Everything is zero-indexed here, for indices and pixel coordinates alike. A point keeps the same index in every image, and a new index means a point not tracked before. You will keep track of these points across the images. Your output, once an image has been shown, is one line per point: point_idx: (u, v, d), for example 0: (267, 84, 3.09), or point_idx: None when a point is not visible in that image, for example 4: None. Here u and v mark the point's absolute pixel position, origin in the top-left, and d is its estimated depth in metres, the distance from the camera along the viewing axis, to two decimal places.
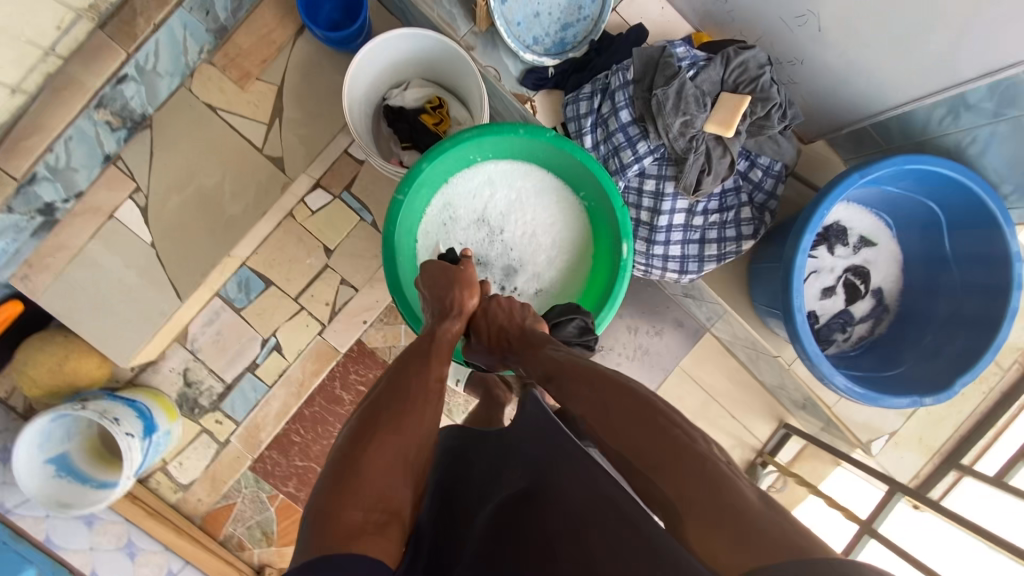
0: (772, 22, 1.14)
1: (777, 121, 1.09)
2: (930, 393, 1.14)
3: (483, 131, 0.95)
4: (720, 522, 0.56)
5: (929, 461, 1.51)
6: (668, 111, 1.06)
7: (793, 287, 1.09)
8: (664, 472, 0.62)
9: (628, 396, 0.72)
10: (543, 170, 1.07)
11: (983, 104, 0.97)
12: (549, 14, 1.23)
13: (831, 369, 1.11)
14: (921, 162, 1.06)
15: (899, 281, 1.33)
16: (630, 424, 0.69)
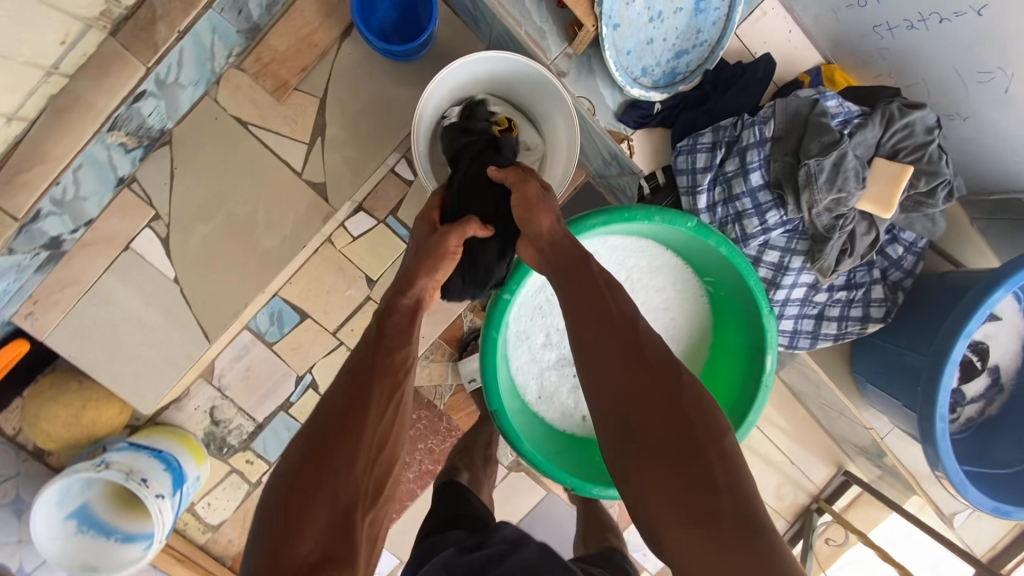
0: (941, 70, 0.94)
1: (941, 199, 0.92)
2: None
3: (611, 217, 0.83)
4: (732, 523, 0.62)
5: (1009, 533, 1.46)
6: (820, 184, 0.88)
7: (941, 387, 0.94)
8: (685, 458, 0.66)
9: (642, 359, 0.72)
10: (662, 251, 0.92)
11: None
12: (663, 40, 1.01)
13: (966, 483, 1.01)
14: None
15: (1018, 360, 1.20)
16: (643, 398, 0.70)
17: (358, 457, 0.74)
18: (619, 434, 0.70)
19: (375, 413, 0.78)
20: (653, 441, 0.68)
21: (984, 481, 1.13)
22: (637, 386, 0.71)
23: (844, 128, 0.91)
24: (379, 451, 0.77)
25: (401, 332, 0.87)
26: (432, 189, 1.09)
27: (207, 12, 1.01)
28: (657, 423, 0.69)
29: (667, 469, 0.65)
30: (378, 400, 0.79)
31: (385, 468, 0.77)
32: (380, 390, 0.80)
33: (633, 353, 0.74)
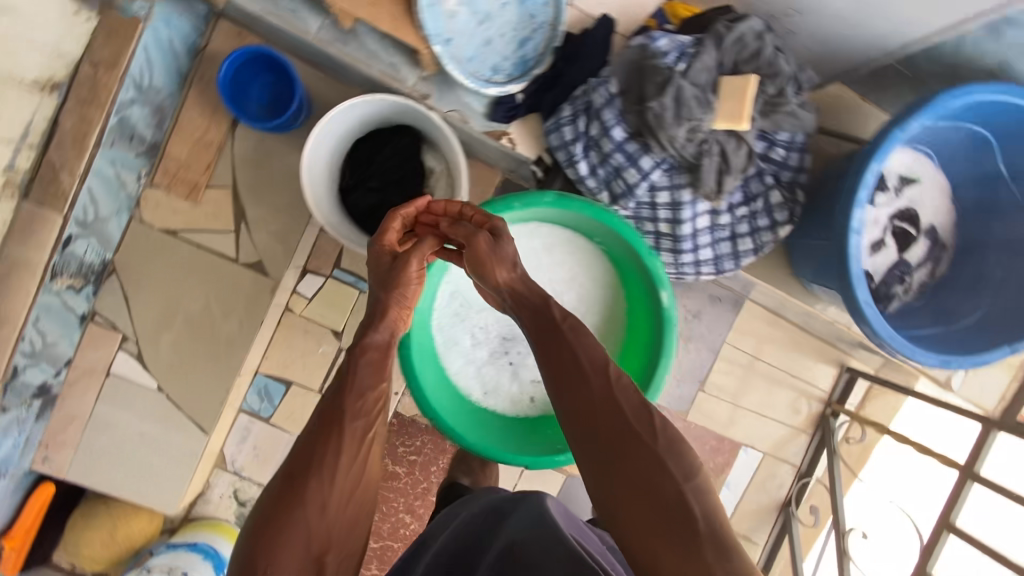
0: None
1: (792, 95, 0.95)
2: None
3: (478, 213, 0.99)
4: (706, 545, 0.69)
5: (1015, 378, 1.40)
6: (670, 121, 0.92)
7: (850, 253, 0.95)
8: (658, 496, 0.73)
9: (612, 408, 0.81)
10: (546, 228, 1.08)
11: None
12: (501, 36, 1.07)
13: (912, 346, 0.99)
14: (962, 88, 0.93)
15: (951, 214, 1.21)
16: (618, 439, 0.78)
17: (328, 505, 0.79)
18: (599, 475, 0.78)
19: (347, 460, 0.83)
20: (630, 479, 0.75)
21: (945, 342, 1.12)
22: (608, 433, 0.79)
23: (679, 62, 0.94)
24: (352, 493, 0.82)
25: (366, 382, 0.90)
26: (343, 232, 1.20)
27: (101, 149, 1.11)
28: (631, 458, 0.76)
29: (643, 505, 0.74)
30: (345, 443, 0.83)
31: (358, 508, 0.83)
32: (347, 435, 0.84)
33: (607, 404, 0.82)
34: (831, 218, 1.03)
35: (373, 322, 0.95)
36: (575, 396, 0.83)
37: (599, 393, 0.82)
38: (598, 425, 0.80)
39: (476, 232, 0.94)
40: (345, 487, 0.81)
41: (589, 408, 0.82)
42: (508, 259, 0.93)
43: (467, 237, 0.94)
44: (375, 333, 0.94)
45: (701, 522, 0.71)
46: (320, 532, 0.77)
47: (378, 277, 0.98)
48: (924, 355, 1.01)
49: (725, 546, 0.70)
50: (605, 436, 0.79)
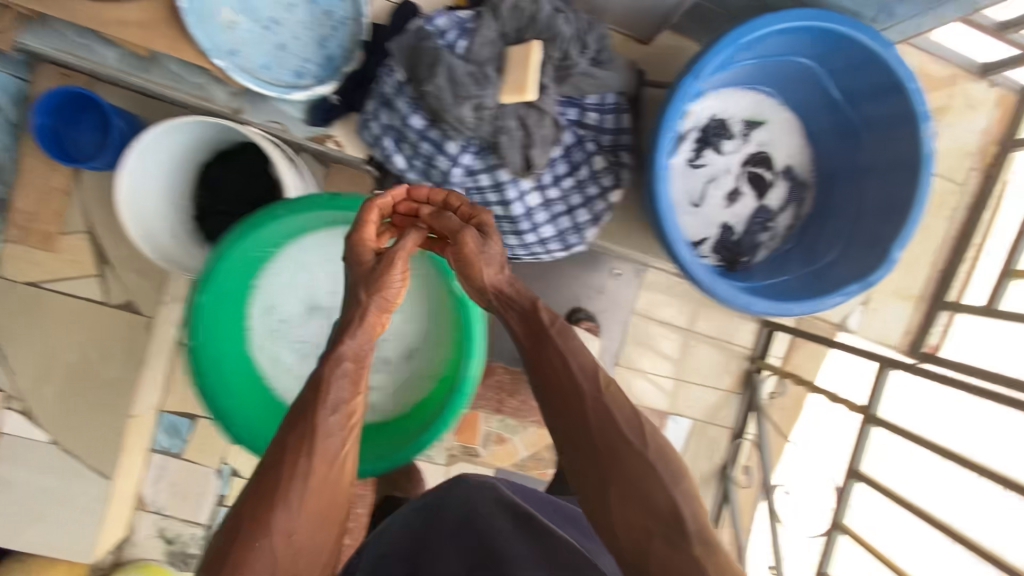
0: None
1: (579, 55, 0.90)
2: (873, 270, 0.96)
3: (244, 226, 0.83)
4: (708, 556, 0.67)
5: (917, 309, 1.34)
6: (451, 103, 0.88)
7: (664, 216, 0.93)
8: (650, 503, 0.71)
9: (609, 417, 0.77)
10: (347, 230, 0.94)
11: None
12: (297, 38, 1.03)
13: (748, 299, 0.95)
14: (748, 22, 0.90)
15: (808, 151, 1.15)
16: (618, 449, 0.75)
17: (295, 531, 0.68)
18: (592, 481, 0.74)
19: (322, 483, 0.71)
20: (621, 484, 0.72)
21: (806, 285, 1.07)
22: (598, 440, 0.76)
23: (460, 39, 0.91)
24: (325, 514, 0.71)
25: (342, 395, 0.76)
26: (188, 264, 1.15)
27: None
28: (634, 470, 0.73)
29: (637, 509, 0.70)
30: (317, 463, 0.71)
31: (334, 527, 0.72)
32: (319, 455, 0.72)
33: (596, 413, 0.77)
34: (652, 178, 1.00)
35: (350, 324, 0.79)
36: (563, 404, 0.79)
37: (587, 404, 0.78)
38: (594, 435, 0.76)
39: (464, 227, 0.86)
40: (317, 510, 0.70)
41: (587, 416, 0.77)
42: (495, 259, 0.86)
43: (452, 232, 0.86)
44: (352, 338, 0.79)
45: (690, 522, 0.70)
46: (287, 561, 0.67)
47: (352, 271, 0.82)
48: (765, 306, 0.96)
49: (712, 542, 0.69)
50: (594, 443, 0.76)
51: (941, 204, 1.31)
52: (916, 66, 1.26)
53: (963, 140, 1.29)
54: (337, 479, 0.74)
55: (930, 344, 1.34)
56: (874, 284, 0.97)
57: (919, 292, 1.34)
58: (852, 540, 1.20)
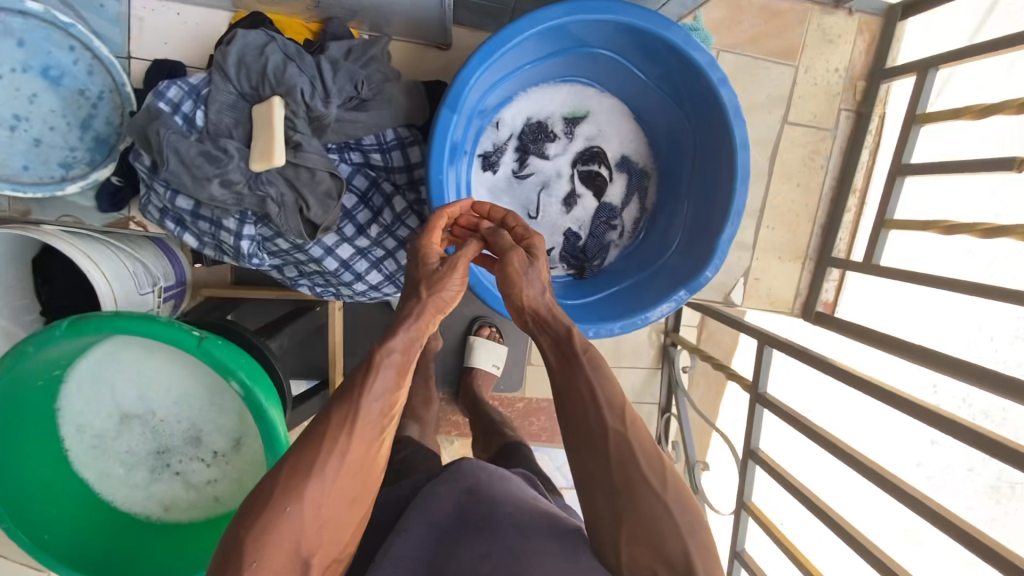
0: None
1: (325, 104, 0.80)
2: (701, 269, 0.90)
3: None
4: None
5: (805, 268, 1.27)
6: (193, 188, 0.80)
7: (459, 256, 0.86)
8: (659, 551, 0.63)
9: (629, 450, 0.66)
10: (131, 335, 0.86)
11: None
12: (53, 128, 0.95)
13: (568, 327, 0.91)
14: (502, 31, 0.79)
15: (642, 134, 1.06)
16: (634, 485, 0.64)
17: (324, 505, 0.63)
18: (602, 517, 0.66)
19: (353, 471, 0.65)
20: (631, 527, 0.64)
21: (650, 287, 0.99)
22: (615, 476, 0.65)
23: (198, 110, 0.82)
24: (353, 496, 0.66)
25: (387, 386, 0.67)
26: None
27: None
28: (647, 509, 0.64)
29: (645, 555, 0.63)
30: (355, 447, 0.64)
31: (358, 510, 0.67)
32: (358, 437, 0.65)
33: (615, 447, 0.66)
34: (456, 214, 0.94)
35: (404, 318, 0.71)
36: (582, 429, 0.68)
37: (606, 431, 0.67)
38: (607, 465, 0.66)
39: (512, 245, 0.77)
40: (355, 487, 0.65)
41: (602, 441, 0.67)
42: (541, 283, 0.76)
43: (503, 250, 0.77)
44: (405, 331, 0.70)
45: None
46: (309, 538, 0.63)
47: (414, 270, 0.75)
48: (586, 331, 0.91)
49: None
50: (613, 479, 0.65)
51: (814, 155, 1.21)
52: (760, 8, 1.14)
53: (825, 81, 1.17)
54: (377, 463, 0.68)
55: (826, 301, 1.27)
56: (704, 283, 0.91)
57: (805, 249, 1.26)
58: (757, 523, 1.16)
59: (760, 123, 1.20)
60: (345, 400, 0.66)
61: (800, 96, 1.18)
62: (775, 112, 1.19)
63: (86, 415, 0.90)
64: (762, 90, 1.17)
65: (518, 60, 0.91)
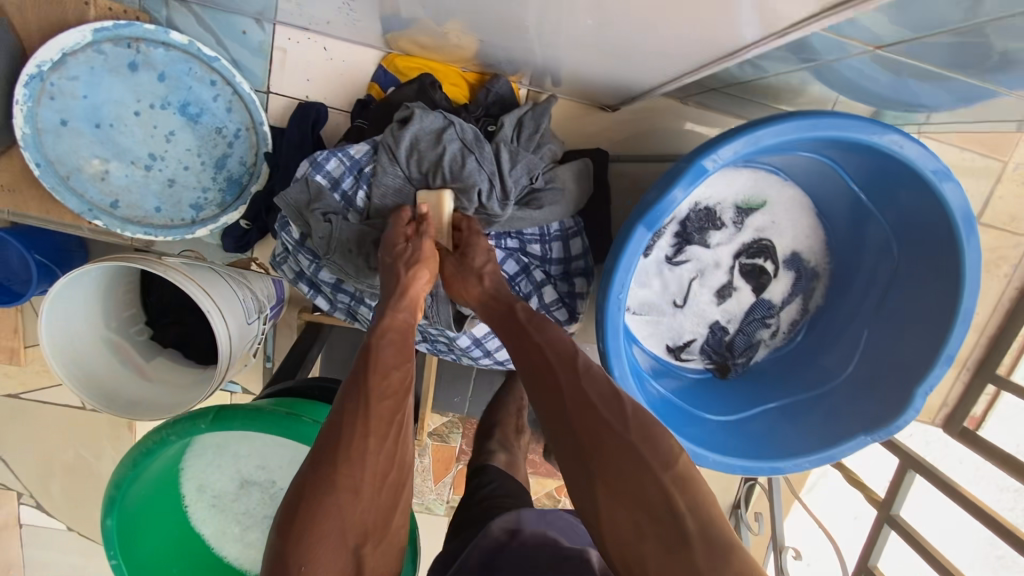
0: (457, 23, 0.71)
1: (500, 205, 0.73)
2: (890, 420, 0.81)
3: (134, 457, 0.74)
4: (710, 549, 0.52)
5: (957, 377, 1.15)
6: (352, 275, 0.74)
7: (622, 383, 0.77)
8: (639, 490, 0.56)
9: (583, 390, 0.62)
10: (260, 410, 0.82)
11: (778, 56, 0.59)
12: (187, 168, 0.87)
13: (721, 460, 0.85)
14: (725, 147, 0.66)
15: (820, 231, 0.94)
16: (597, 429, 0.60)
17: (361, 487, 0.55)
18: (581, 482, 0.58)
19: (378, 458, 0.57)
20: (607, 472, 0.57)
21: (813, 417, 0.91)
22: (580, 430, 0.60)
23: (358, 187, 0.74)
24: (385, 483, 0.57)
25: (390, 357, 0.64)
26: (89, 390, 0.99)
27: None
28: (615, 446, 0.58)
29: (628, 514, 0.55)
30: (374, 432, 0.57)
31: (394, 494, 0.58)
32: (376, 416, 0.59)
33: (572, 396, 0.62)
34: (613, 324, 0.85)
35: (387, 302, 0.67)
36: (542, 390, 0.64)
37: (562, 383, 0.63)
38: (569, 419, 0.61)
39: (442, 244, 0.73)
40: (385, 463, 0.57)
41: (560, 393, 0.63)
42: (476, 270, 0.73)
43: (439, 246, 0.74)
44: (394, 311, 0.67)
45: (688, 512, 0.55)
46: (354, 532, 0.53)
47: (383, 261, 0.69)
48: (737, 466, 0.86)
49: (726, 537, 0.53)
50: (578, 433, 0.60)
51: (999, 260, 1.07)
52: None
53: None
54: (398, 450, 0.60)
55: (971, 414, 1.15)
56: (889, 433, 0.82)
57: (963, 357, 1.14)
58: None
59: None
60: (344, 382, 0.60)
61: (1002, 196, 1.04)
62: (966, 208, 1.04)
63: (208, 479, 0.86)
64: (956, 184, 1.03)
65: None
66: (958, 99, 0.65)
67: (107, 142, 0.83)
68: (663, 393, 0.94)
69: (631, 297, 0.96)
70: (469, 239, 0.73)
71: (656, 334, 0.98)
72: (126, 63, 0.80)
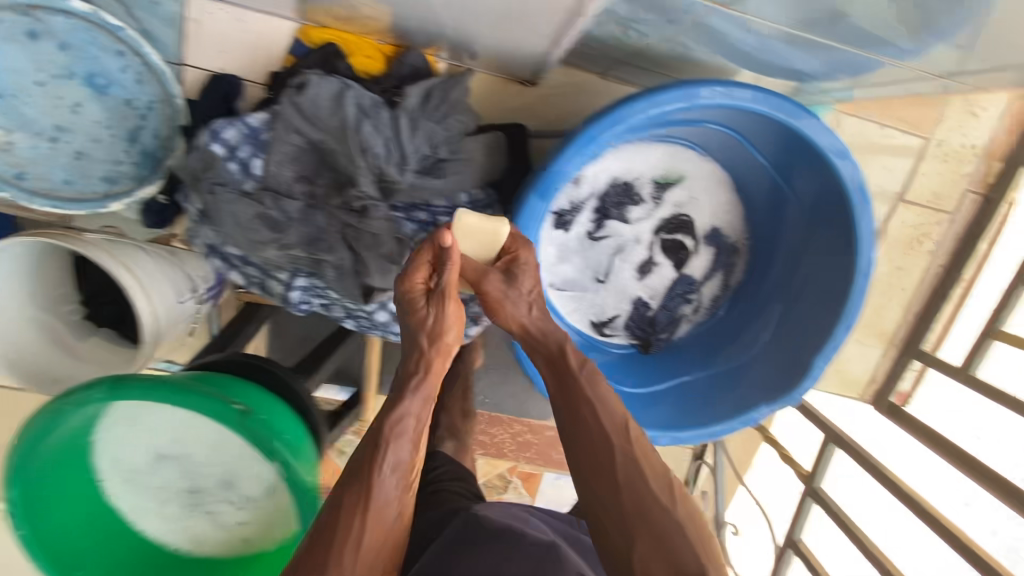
0: None
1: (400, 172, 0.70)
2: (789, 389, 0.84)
3: (34, 427, 0.74)
4: None
5: (886, 353, 1.16)
6: (249, 246, 0.72)
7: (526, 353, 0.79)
8: (674, 564, 0.60)
9: (630, 469, 0.66)
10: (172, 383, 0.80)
11: (644, 16, 0.67)
12: (97, 140, 0.86)
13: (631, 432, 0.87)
14: (615, 117, 0.68)
15: (739, 207, 0.94)
16: (641, 505, 0.63)
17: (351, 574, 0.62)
18: (618, 547, 0.62)
19: (375, 539, 0.65)
20: (645, 546, 0.61)
21: (727, 391, 0.92)
22: (624, 501, 0.64)
23: (257, 156, 0.73)
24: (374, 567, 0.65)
25: (401, 455, 0.69)
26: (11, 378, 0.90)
27: None
28: (650, 528, 0.62)
29: (661, 572, 0.59)
30: (371, 524, 0.65)
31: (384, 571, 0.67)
32: (374, 515, 0.66)
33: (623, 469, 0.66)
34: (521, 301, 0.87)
35: (407, 385, 0.72)
36: (589, 453, 0.67)
37: (614, 460, 0.67)
38: (616, 490, 0.64)
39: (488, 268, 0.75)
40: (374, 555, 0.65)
41: (609, 466, 0.66)
42: (523, 300, 0.76)
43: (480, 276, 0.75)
44: (414, 396, 0.71)
45: None
46: None
47: (407, 327, 0.74)
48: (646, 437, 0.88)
49: None
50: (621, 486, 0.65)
51: (923, 237, 1.08)
52: None
53: (955, 159, 1.04)
54: (392, 540, 0.68)
55: (899, 391, 1.16)
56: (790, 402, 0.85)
57: (891, 335, 1.15)
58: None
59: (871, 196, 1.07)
60: (355, 466, 0.68)
61: (924, 172, 1.04)
62: (890, 185, 1.05)
63: (122, 452, 0.85)
64: (882, 161, 1.04)
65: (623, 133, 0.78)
66: (819, 62, 0.72)
67: (11, 113, 0.82)
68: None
69: (554, 272, 0.96)
70: (516, 268, 0.76)
71: (580, 310, 0.99)
72: (26, 32, 0.79)
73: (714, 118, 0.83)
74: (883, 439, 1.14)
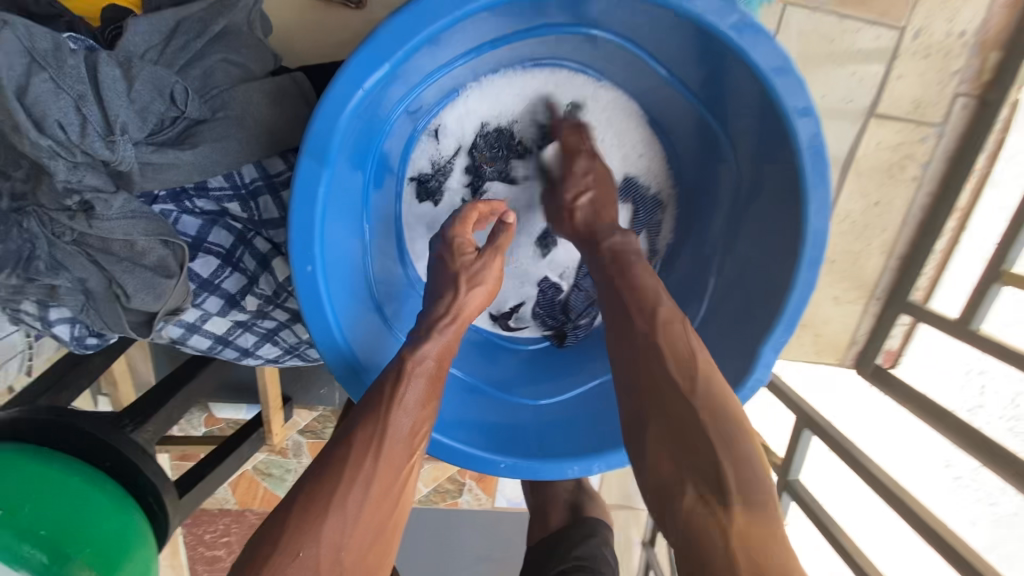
0: None
1: (118, 147, 0.47)
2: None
3: None
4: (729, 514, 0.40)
5: (869, 307, 0.95)
6: None
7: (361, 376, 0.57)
8: (688, 452, 0.43)
9: (659, 347, 0.48)
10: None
11: None
12: None
13: (534, 467, 0.61)
14: (384, 25, 0.44)
15: (652, 141, 0.69)
16: (659, 379, 0.46)
17: (341, 547, 0.43)
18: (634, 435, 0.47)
19: (390, 483, 0.47)
20: (660, 429, 0.45)
21: None
22: (639, 377, 0.48)
23: None
24: (382, 533, 0.45)
25: (421, 401, 0.51)
26: None
27: None
28: (669, 398, 0.45)
29: (671, 460, 0.44)
30: (384, 474, 0.46)
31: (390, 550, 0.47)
32: (388, 464, 0.47)
33: (642, 347, 0.49)
34: (390, 303, 0.65)
35: (433, 327, 0.55)
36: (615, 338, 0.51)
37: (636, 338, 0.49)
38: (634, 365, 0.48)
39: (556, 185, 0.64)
40: (377, 514, 0.45)
41: (631, 339, 0.49)
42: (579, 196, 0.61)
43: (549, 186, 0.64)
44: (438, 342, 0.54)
45: (724, 472, 0.41)
46: None
47: (444, 273, 0.58)
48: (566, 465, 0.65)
49: (752, 499, 0.41)
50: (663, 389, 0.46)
51: (906, 159, 0.86)
52: None
53: (940, 53, 0.81)
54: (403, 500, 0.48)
55: (887, 349, 0.96)
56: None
57: (875, 284, 0.93)
58: None
59: (837, 114, 0.83)
60: (372, 400, 0.50)
61: (900, 75, 0.81)
62: (859, 98, 0.82)
63: None
64: (846, 67, 0.80)
65: (441, 55, 0.53)
66: None
67: None
68: (459, 377, 0.69)
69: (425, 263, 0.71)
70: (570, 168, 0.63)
71: None
72: None
73: (581, 23, 0.56)
74: (877, 421, 0.94)
